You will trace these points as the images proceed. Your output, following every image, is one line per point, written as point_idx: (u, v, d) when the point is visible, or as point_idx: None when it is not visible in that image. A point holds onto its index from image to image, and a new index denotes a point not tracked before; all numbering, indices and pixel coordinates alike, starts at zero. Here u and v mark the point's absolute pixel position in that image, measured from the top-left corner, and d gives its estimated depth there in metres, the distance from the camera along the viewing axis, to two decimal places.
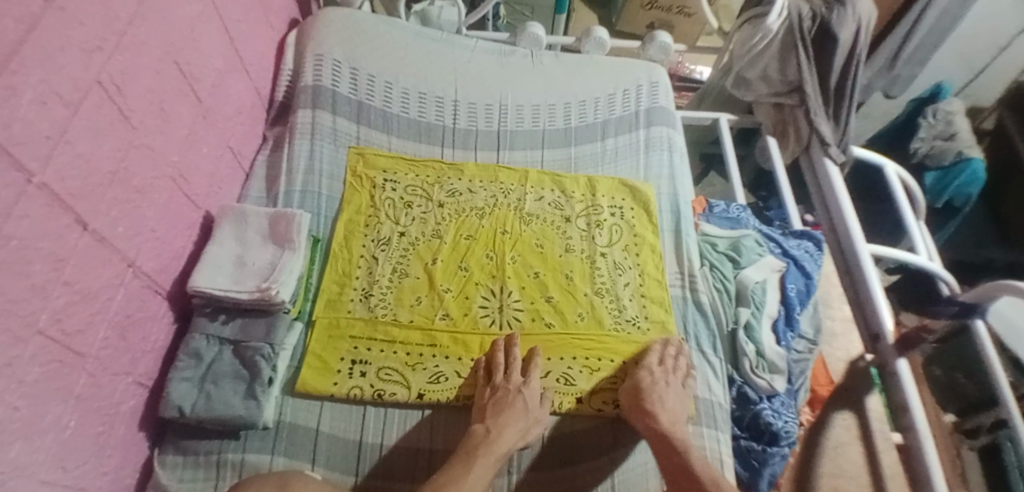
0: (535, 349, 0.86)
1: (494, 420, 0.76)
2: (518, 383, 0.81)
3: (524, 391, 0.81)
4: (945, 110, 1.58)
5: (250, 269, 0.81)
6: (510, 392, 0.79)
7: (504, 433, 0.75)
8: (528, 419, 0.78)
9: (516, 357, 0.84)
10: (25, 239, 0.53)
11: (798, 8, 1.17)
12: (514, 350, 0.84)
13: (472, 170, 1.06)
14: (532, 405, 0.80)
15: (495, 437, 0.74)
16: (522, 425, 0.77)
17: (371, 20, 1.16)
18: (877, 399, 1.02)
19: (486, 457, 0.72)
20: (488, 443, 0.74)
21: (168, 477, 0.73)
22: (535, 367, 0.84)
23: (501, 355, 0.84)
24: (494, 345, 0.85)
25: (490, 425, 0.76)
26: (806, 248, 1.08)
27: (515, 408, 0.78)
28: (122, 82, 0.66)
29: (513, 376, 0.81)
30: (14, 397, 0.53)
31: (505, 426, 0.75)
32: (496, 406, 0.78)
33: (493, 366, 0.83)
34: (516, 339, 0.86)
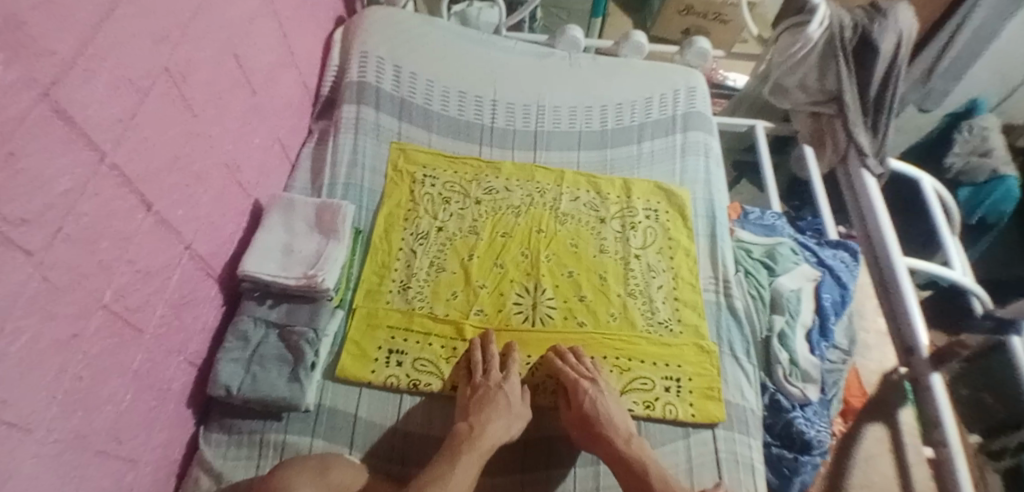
0: (512, 344, 0.86)
1: (476, 416, 0.76)
2: (499, 380, 0.80)
3: (506, 387, 0.80)
4: (980, 125, 1.55)
5: (297, 257, 0.84)
6: (493, 389, 0.78)
7: (489, 427, 0.75)
8: (511, 415, 0.78)
9: (495, 354, 0.84)
10: (95, 217, 0.56)
11: (840, 17, 1.15)
12: (491, 347, 0.84)
13: (509, 169, 1.08)
14: (513, 401, 0.80)
15: (478, 433, 0.74)
16: (505, 421, 0.77)
17: (414, 20, 1.19)
18: (911, 412, 1.01)
19: (469, 453, 0.72)
20: (471, 440, 0.73)
21: (213, 454, 0.75)
22: (513, 362, 0.84)
23: (479, 354, 0.84)
24: (470, 344, 0.85)
25: (473, 422, 0.76)
26: (842, 257, 1.08)
27: (498, 405, 0.77)
28: (186, 71, 0.69)
29: (494, 373, 0.81)
30: (78, 367, 0.56)
31: (487, 423, 0.75)
32: (480, 403, 0.77)
33: (472, 364, 0.83)
34: (491, 336, 0.86)
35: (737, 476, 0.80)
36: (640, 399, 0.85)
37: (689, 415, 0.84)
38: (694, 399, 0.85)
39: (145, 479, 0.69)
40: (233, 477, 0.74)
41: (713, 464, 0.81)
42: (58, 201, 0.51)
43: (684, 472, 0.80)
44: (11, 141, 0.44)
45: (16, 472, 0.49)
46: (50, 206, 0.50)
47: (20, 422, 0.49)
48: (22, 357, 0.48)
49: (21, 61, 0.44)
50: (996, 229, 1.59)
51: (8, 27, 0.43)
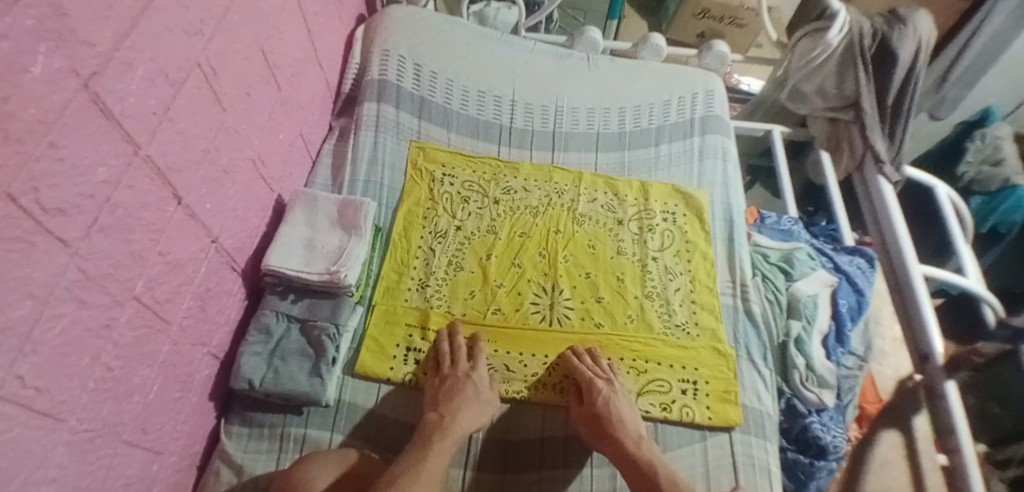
0: (478, 334, 0.87)
1: (447, 406, 0.76)
2: (467, 369, 0.81)
3: (473, 377, 0.81)
4: (993, 134, 1.53)
5: (320, 252, 0.85)
6: (461, 379, 0.79)
7: (459, 417, 0.75)
8: (481, 403, 0.79)
9: (461, 344, 0.84)
10: (129, 208, 0.56)
11: (859, 24, 1.16)
12: (459, 338, 0.85)
13: (527, 169, 1.08)
14: (481, 389, 0.80)
15: (449, 422, 0.74)
16: (476, 407, 0.78)
17: (435, 18, 1.19)
18: (924, 419, 1.01)
19: (441, 442, 0.72)
20: (442, 428, 0.74)
21: (234, 446, 0.76)
22: (481, 352, 0.85)
23: (446, 345, 0.84)
24: (438, 334, 0.86)
25: (443, 412, 0.76)
26: (858, 264, 1.07)
27: (467, 395, 0.78)
28: (217, 65, 0.70)
29: (462, 363, 0.82)
30: (109, 357, 0.56)
31: (458, 411, 0.76)
32: (449, 393, 0.78)
33: (440, 356, 0.84)
34: (458, 326, 0.87)
35: (753, 478, 0.80)
36: (658, 401, 0.85)
37: (705, 418, 0.84)
38: (710, 402, 0.85)
39: (169, 470, 0.70)
40: (254, 470, 0.74)
41: (730, 467, 0.81)
42: (95, 192, 0.51)
43: (701, 474, 0.80)
44: (51, 131, 0.44)
45: (46, 460, 0.49)
46: (87, 196, 0.50)
47: (52, 410, 0.49)
48: (57, 346, 0.49)
49: (62, 51, 0.45)
50: (1007, 239, 1.58)
51: (51, 16, 0.43)
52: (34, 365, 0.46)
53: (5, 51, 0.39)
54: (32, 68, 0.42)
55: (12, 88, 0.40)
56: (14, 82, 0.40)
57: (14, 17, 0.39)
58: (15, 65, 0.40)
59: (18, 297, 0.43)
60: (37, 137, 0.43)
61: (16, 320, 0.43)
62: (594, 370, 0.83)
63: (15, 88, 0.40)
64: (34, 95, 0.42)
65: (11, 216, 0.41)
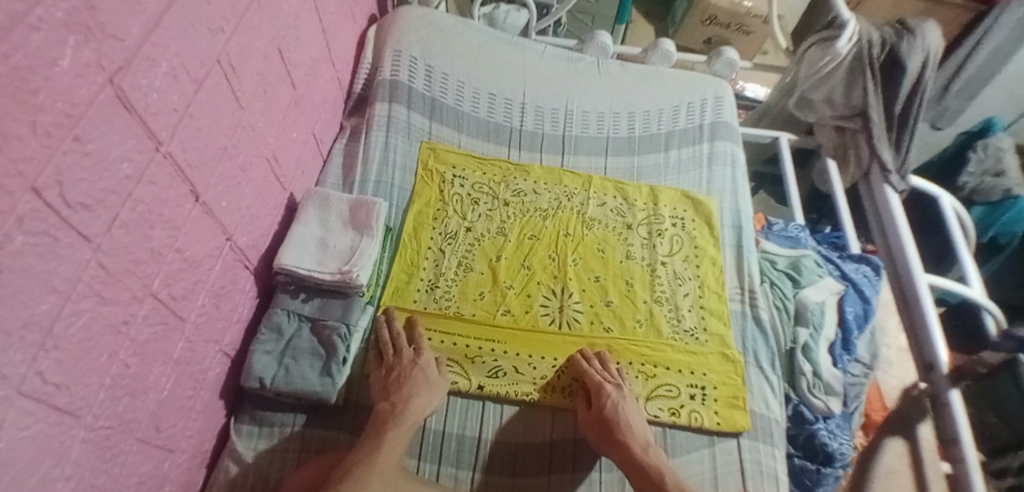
0: (414, 318, 0.87)
1: (398, 394, 0.77)
2: (412, 356, 0.82)
3: (421, 363, 0.81)
4: (996, 146, 1.51)
5: (332, 251, 0.85)
6: (409, 366, 0.80)
7: (411, 403, 0.76)
8: (430, 385, 0.80)
9: (401, 333, 0.85)
10: (150, 204, 0.56)
11: (869, 34, 1.17)
12: (396, 325, 0.85)
13: (537, 171, 1.09)
14: (430, 371, 0.81)
15: (400, 409, 0.75)
16: (426, 392, 0.78)
17: (448, 20, 1.20)
18: (929, 428, 1.02)
19: (395, 430, 0.73)
20: (395, 416, 0.75)
21: (245, 446, 0.76)
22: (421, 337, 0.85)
23: (386, 333, 0.85)
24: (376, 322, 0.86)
25: (395, 400, 0.76)
26: (864, 272, 1.08)
27: (416, 379, 0.78)
28: (236, 63, 0.70)
29: (405, 351, 0.82)
30: (126, 354, 0.56)
31: (410, 398, 0.76)
32: (398, 381, 0.78)
33: (382, 347, 0.84)
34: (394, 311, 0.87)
35: (761, 482, 0.80)
36: (667, 406, 0.85)
37: (714, 423, 0.84)
38: (719, 408, 0.85)
39: (180, 468, 0.70)
40: (266, 470, 0.74)
41: (738, 473, 0.81)
42: (117, 188, 0.51)
43: (709, 480, 0.80)
44: (77, 125, 0.44)
45: (64, 457, 0.49)
46: (110, 191, 0.50)
47: (70, 407, 0.49)
48: (78, 341, 0.48)
49: (90, 44, 0.44)
50: (1007, 251, 1.57)
51: (80, 9, 0.43)
52: (55, 361, 0.46)
53: (34, 43, 0.39)
54: (61, 61, 0.42)
55: (41, 81, 0.40)
56: (44, 75, 0.40)
57: (44, 10, 0.39)
58: (44, 58, 0.40)
59: (41, 292, 0.43)
60: (64, 131, 0.43)
61: (37, 317, 0.43)
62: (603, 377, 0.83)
63: (44, 80, 0.40)
64: (62, 88, 0.42)
65: (37, 211, 0.41)
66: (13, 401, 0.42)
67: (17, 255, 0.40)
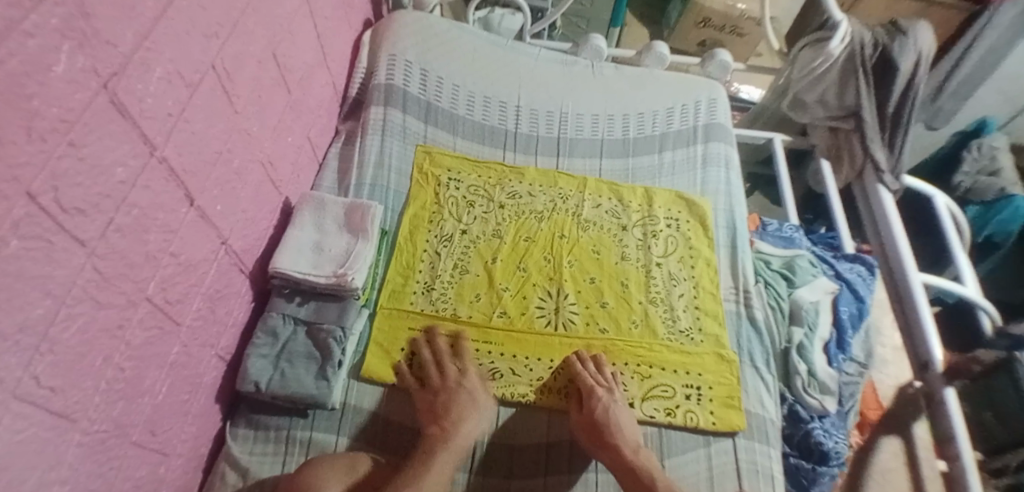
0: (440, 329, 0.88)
1: (447, 419, 0.76)
2: (457, 378, 0.82)
3: (466, 385, 0.81)
4: (990, 145, 1.52)
5: (327, 255, 0.86)
6: (455, 390, 0.80)
7: (461, 427, 0.76)
8: (477, 408, 0.79)
9: (443, 349, 0.85)
10: (145, 209, 0.57)
11: (861, 34, 1.17)
12: (439, 343, 0.86)
13: (532, 174, 1.09)
14: (477, 395, 0.81)
15: (451, 433, 0.75)
16: (474, 416, 0.78)
17: (442, 24, 1.20)
18: (924, 427, 1.02)
19: (444, 453, 0.72)
20: (445, 439, 0.74)
21: (240, 449, 0.76)
22: (466, 355, 0.85)
23: (427, 352, 0.85)
24: (416, 342, 0.86)
25: (444, 424, 0.76)
26: (858, 271, 1.08)
27: (464, 403, 0.78)
28: (231, 68, 0.70)
29: (450, 371, 0.82)
30: (122, 358, 0.56)
31: (460, 422, 0.76)
32: (445, 405, 0.78)
33: (425, 367, 0.84)
34: (438, 329, 0.88)
35: (756, 482, 0.81)
36: (662, 406, 0.86)
37: (709, 423, 0.84)
38: (714, 408, 0.85)
39: (176, 471, 0.70)
40: (261, 473, 0.74)
41: (733, 473, 0.81)
42: (113, 192, 0.51)
43: (705, 480, 0.80)
44: (72, 130, 0.45)
45: (59, 460, 0.49)
46: (104, 196, 0.50)
47: (65, 411, 0.49)
48: (74, 345, 0.49)
49: (84, 50, 0.45)
50: (1003, 249, 1.56)
51: (75, 16, 0.44)
52: (50, 364, 0.46)
53: (30, 49, 0.39)
54: (56, 66, 0.42)
55: (36, 86, 0.40)
56: (39, 80, 0.40)
57: (39, 16, 0.40)
58: (39, 64, 0.40)
59: (36, 296, 0.43)
60: (59, 136, 0.43)
61: (32, 321, 0.43)
62: (596, 381, 0.83)
63: (39, 86, 0.40)
64: (56, 94, 0.43)
65: (32, 216, 0.42)
66: (9, 405, 0.42)
67: (13, 260, 0.40)
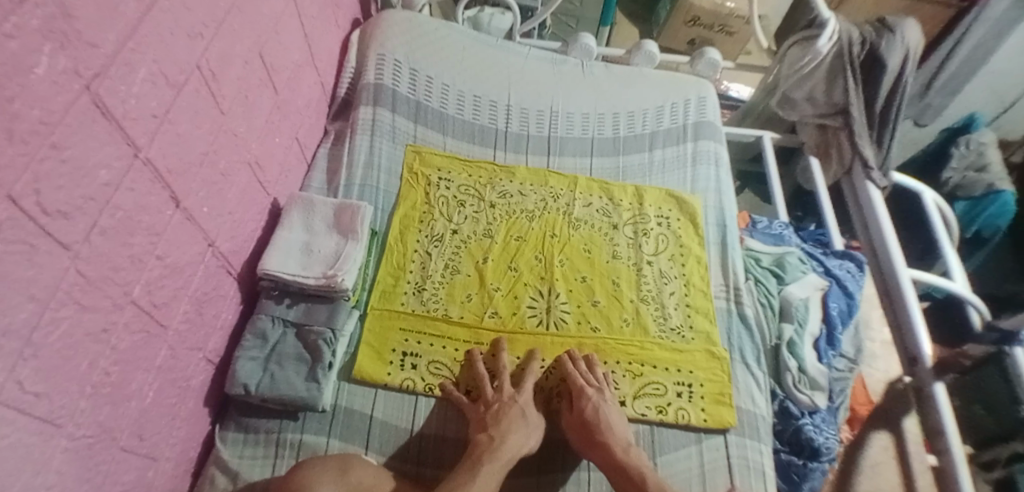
0: (501, 341, 0.87)
1: (496, 428, 0.75)
2: (512, 393, 0.81)
3: (519, 401, 0.80)
4: (977, 141, 1.53)
5: (317, 256, 0.85)
6: (507, 403, 0.79)
7: (509, 439, 0.74)
8: (529, 426, 0.78)
9: (506, 365, 0.84)
10: (129, 211, 0.56)
11: (849, 32, 1.18)
12: (503, 357, 0.85)
13: (523, 173, 1.09)
14: (529, 413, 0.79)
15: (498, 443, 0.73)
16: (524, 431, 0.77)
17: (431, 24, 1.20)
18: (914, 421, 1.03)
19: (491, 463, 0.71)
20: (492, 450, 0.72)
21: (229, 453, 0.76)
22: (530, 375, 0.84)
23: (483, 367, 0.84)
24: (472, 355, 0.85)
25: (493, 433, 0.75)
26: (848, 267, 1.09)
27: (514, 417, 0.77)
28: (216, 69, 0.70)
29: (506, 387, 0.81)
30: (108, 361, 0.55)
31: (508, 433, 0.75)
32: (496, 415, 0.77)
33: (478, 379, 0.83)
34: (503, 344, 0.86)
35: (749, 479, 0.81)
36: (654, 404, 0.86)
37: (700, 420, 0.85)
38: (706, 405, 0.86)
39: (165, 476, 0.69)
40: (251, 476, 0.74)
41: (725, 469, 0.82)
42: (96, 194, 0.51)
43: (697, 478, 0.81)
44: (54, 132, 0.44)
45: (46, 465, 0.49)
46: (88, 199, 0.50)
47: (51, 416, 0.49)
48: (58, 349, 0.48)
49: (66, 51, 0.44)
50: (992, 244, 1.58)
51: (56, 16, 0.43)
52: (35, 369, 0.46)
53: (11, 51, 0.38)
54: (37, 68, 0.41)
55: (17, 88, 0.39)
56: (20, 82, 0.39)
57: (20, 17, 0.39)
58: (19, 65, 0.40)
59: (20, 300, 0.43)
60: (41, 138, 0.43)
61: (16, 325, 0.43)
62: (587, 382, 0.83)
63: (20, 88, 0.40)
64: (38, 96, 0.42)
65: (13, 219, 0.41)
66: None
67: None
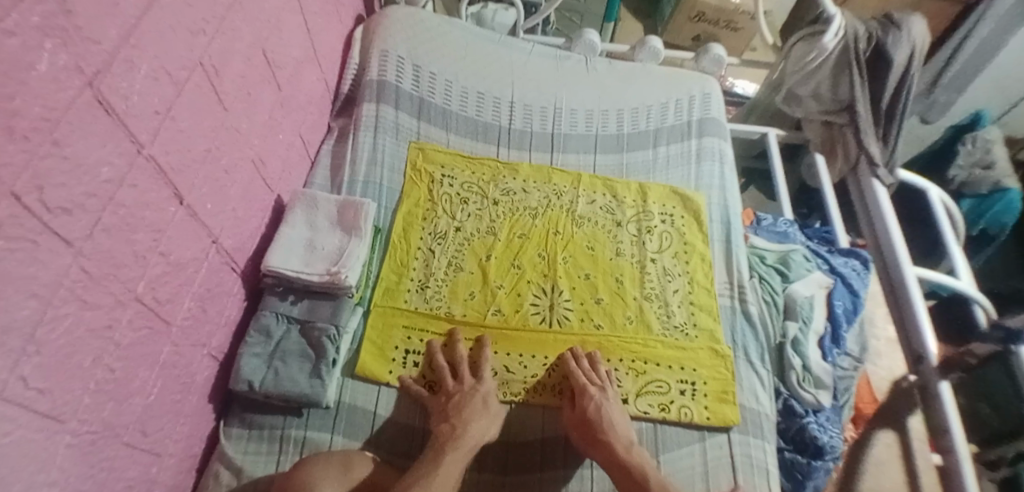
0: (455, 332, 0.87)
1: (458, 417, 0.76)
2: (473, 383, 0.81)
3: (480, 389, 0.80)
4: (985, 138, 1.51)
5: (320, 253, 0.85)
6: (469, 393, 0.79)
7: (471, 427, 0.75)
8: (489, 415, 0.78)
9: (462, 358, 0.84)
10: (132, 208, 0.56)
11: (855, 28, 1.16)
12: (460, 348, 0.85)
13: (527, 170, 1.09)
14: (491, 401, 0.80)
15: (460, 432, 0.74)
16: (485, 422, 0.77)
17: (435, 20, 1.20)
18: (919, 420, 1.02)
19: (454, 451, 0.71)
20: (455, 439, 0.73)
21: (233, 448, 0.76)
22: (485, 365, 0.83)
23: (441, 359, 0.84)
24: (431, 346, 0.86)
25: (455, 423, 0.75)
26: (853, 265, 1.08)
27: (477, 407, 0.78)
28: (219, 65, 0.70)
29: (466, 378, 0.82)
30: (111, 358, 0.56)
31: (469, 422, 0.75)
32: (458, 405, 0.78)
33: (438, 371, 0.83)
34: (458, 334, 0.87)
35: (752, 477, 0.81)
36: (657, 401, 0.85)
37: (703, 418, 0.84)
38: (709, 403, 0.86)
39: (169, 471, 0.69)
40: (255, 472, 0.74)
41: (728, 466, 0.81)
42: (98, 191, 0.51)
43: (700, 475, 0.80)
44: (55, 129, 0.44)
45: (49, 462, 0.49)
46: (90, 196, 0.50)
47: (54, 413, 0.49)
48: (61, 346, 0.48)
49: (67, 48, 0.44)
50: (999, 240, 1.57)
51: (57, 13, 0.43)
52: (38, 366, 0.46)
53: (11, 48, 0.38)
54: (38, 65, 0.41)
55: (17, 85, 0.39)
56: (20, 79, 0.39)
57: (20, 13, 0.39)
58: (20, 62, 0.39)
59: (21, 297, 0.43)
60: (42, 135, 0.43)
61: (18, 322, 0.43)
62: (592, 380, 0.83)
63: (21, 85, 0.40)
64: (39, 93, 0.42)
65: (15, 215, 0.41)
66: None
67: None
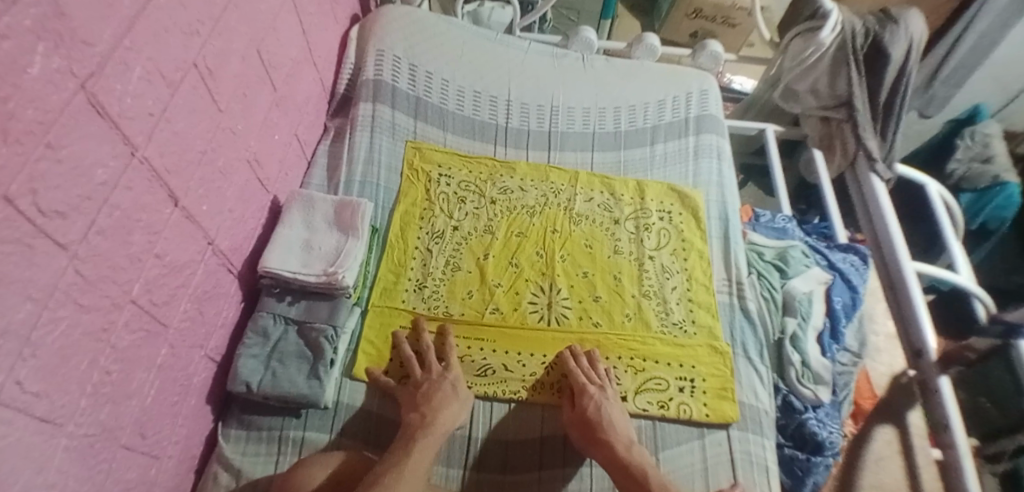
0: (419, 319, 0.88)
1: (427, 406, 0.76)
2: (440, 371, 0.81)
3: (449, 377, 0.80)
4: (983, 132, 1.52)
5: (317, 253, 0.85)
6: (437, 380, 0.79)
7: (441, 414, 0.75)
8: (459, 399, 0.78)
9: (429, 345, 0.84)
10: (128, 210, 0.56)
11: (853, 24, 1.16)
12: (427, 338, 0.85)
13: (524, 169, 1.09)
14: (459, 386, 0.80)
15: (431, 420, 0.74)
16: (456, 409, 0.77)
17: (431, 19, 1.19)
18: (918, 414, 1.02)
19: (426, 438, 0.71)
20: (426, 426, 0.73)
21: (232, 449, 0.76)
22: (451, 349, 0.85)
23: (405, 348, 0.84)
24: (397, 338, 0.86)
25: (425, 412, 0.75)
26: (851, 261, 1.08)
27: (446, 394, 0.78)
28: (214, 66, 0.69)
29: (434, 365, 0.81)
30: (108, 360, 0.55)
31: (440, 409, 0.75)
32: (427, 394, 0.77)
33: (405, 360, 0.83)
34: (423, 321, 0.87)
35: (751, 474, 0.81)
36: (656, 399, 0.85)
37: (703, 415, 0.84)
38: (707, 399, 0.85)
39: (168, 473, 0.69)
40: (254, 473, 0.74)
41: (728, 464, 0.81)
42: (94, 194, 0.50)
43: (700, 472, 0.80)
44: (50, 132, 0.44)
45: (47, 463, 0.49)
46: (85, 198, 0.49)
47: (52, 416, 0.49)
48: (58, 348, 0.48)
49: (60, 51, 0.44)
50: (998, 234, 1.56)
51: (50, 15, 0.43)
52: (34, 369, 0.46)
53: (5, 51, 0.38)
54: (31, 68, 0.41)
55: (11, 88, 0.39)
56: (14, 81, 0.39)
57: (13, 16, 0.39)
58: (14, 65, 0.39)
59: (17, 300, 0.43)
60: (37, 138, 0.43)
61: (15, 324, 0.43)
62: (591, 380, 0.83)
63: (14, 87, 0.39)
64: (33, 95, 0.42)
65: (10, 219, 0.41)
66: None
67: None
